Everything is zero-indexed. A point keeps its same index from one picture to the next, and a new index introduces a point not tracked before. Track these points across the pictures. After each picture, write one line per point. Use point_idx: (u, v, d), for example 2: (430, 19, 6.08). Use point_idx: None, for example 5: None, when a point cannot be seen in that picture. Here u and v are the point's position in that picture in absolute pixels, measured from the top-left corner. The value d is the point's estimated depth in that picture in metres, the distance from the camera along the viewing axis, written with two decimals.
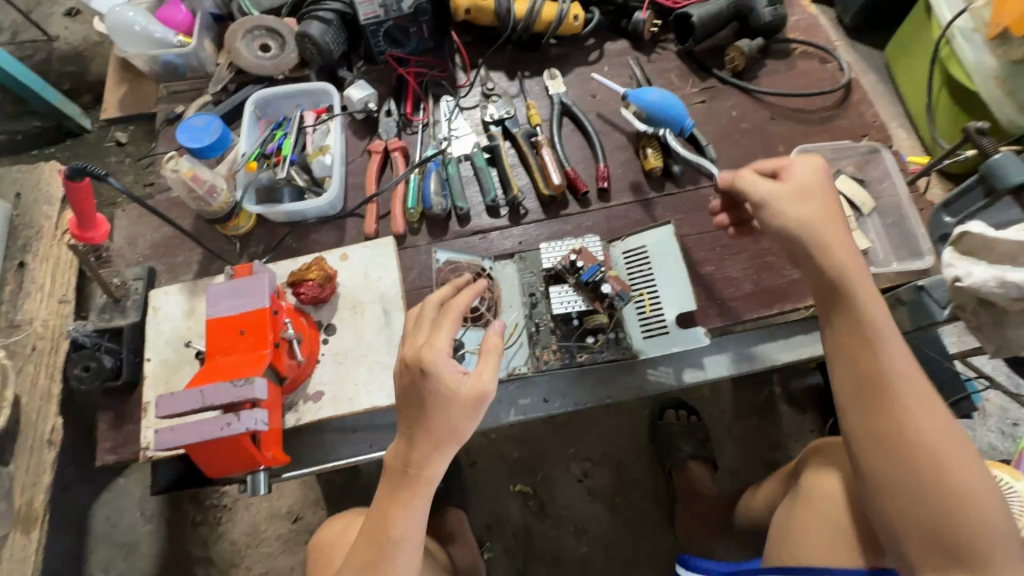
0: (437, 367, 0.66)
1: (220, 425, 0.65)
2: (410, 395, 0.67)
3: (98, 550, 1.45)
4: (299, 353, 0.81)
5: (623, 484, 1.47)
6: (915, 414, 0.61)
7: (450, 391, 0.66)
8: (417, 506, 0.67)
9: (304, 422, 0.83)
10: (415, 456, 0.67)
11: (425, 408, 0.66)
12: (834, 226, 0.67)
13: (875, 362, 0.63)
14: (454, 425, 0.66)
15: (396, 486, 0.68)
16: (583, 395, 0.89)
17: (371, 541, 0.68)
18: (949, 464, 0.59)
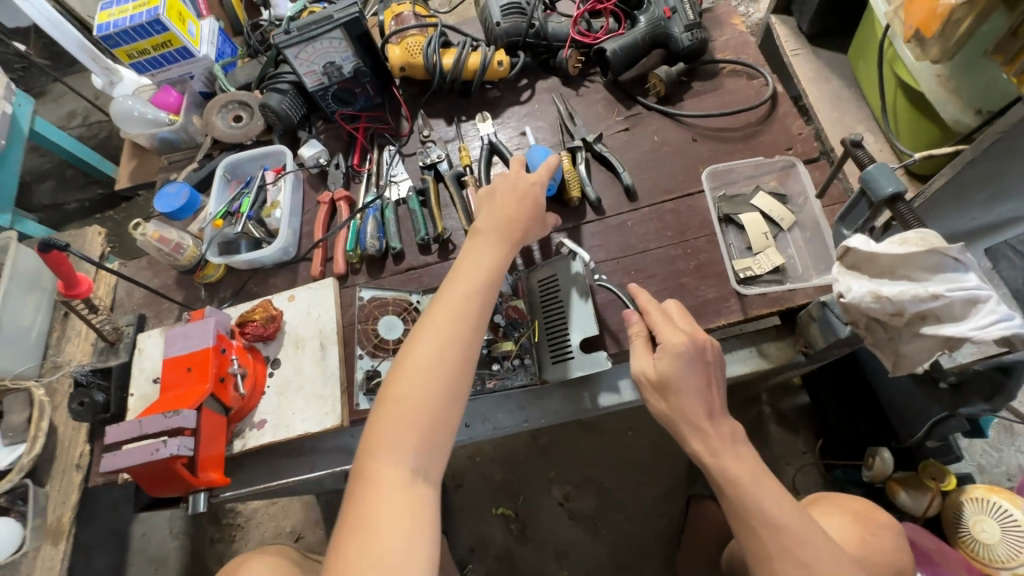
0: (505, 187, 0.84)
1: (150, 450, 0.76)
2: (500, 198, 0.83)
3: (135, 563, 1.64)
4: (242, 387, 0.92)
5: (605, 509, 1.46)
6: (773, 510, 0.66)
7: (520, 201, 0.83)
8: (479, 310, 0.72)
9: (249, 447, 0.93)
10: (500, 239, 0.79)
11: (510, 211, 0.82)
12: (698, 397, 0.72)
13: (731, 478, 0.69)
14: (517, 233, 0.81)
15: (461, 295, 0.73)
16: (502, 419, 0.93)
17: (437, 347, 0.69)
18: (822, 553, 0.64)
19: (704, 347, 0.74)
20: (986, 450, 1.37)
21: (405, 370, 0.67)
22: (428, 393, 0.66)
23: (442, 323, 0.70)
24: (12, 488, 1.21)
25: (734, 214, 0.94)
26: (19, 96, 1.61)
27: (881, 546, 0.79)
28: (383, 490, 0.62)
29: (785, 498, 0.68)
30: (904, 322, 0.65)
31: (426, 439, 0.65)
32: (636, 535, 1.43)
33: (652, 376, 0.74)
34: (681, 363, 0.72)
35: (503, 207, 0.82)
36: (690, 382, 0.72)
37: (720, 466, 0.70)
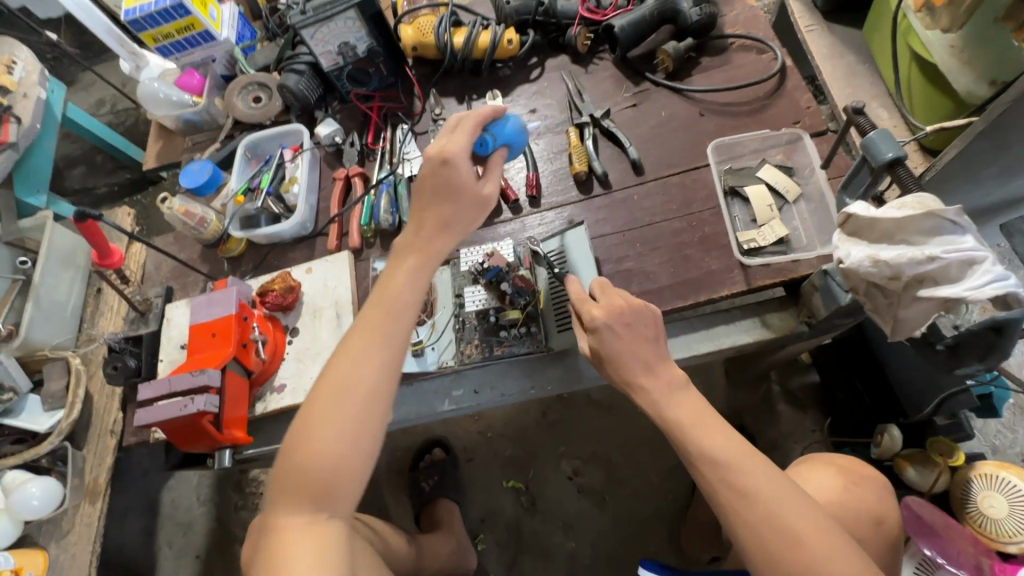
0: (434, 177, 0.73)
1: (180, 406, 0.82)
2: (432, 184, 0.74)
3: (164, 528, 1.73)
4: (263, 352, 0.97)
5: (612, 483, 1.49)
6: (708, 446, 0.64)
7: (443, 205, 0.74)
8: (390, 351, 0.68)
9: (270, 410, 0.99)
10: (422, 235, 0.74)
11: (437, 208, 0.74)
12: (636, 360, 0.71)
13: (672, 420, 0.67)
14: (432, 248, 0.74)
15: (364, 336, 0.68)
16: (509, 386, 0.96)
17: (337, 399, 0.65)
18: (758, 478, 0.61)
19: (626, 313, 0.72)
20: (1000, 431, 1.35)
21: (308, 417, 0.66)
22: (330, 439, 0.64)
23: (344, 370, 0.67)
24: (53, 450, 1.29)
25: (740, 186, 0.95)
26: (53, 83, 1.68)
27: (869, 501, 0.79)
28: (286, 539, 0.65)
29: (726, 434, 0.65)
30: (902, 286, 0.66)
31: (327, 493, 0.65)
32: (641, 508, 1.45)
33: (588, 351, 0.75)
34: (602, 335, 0.72)
35: (422, 224, 0.74)
36: (622, 350, 0.71)
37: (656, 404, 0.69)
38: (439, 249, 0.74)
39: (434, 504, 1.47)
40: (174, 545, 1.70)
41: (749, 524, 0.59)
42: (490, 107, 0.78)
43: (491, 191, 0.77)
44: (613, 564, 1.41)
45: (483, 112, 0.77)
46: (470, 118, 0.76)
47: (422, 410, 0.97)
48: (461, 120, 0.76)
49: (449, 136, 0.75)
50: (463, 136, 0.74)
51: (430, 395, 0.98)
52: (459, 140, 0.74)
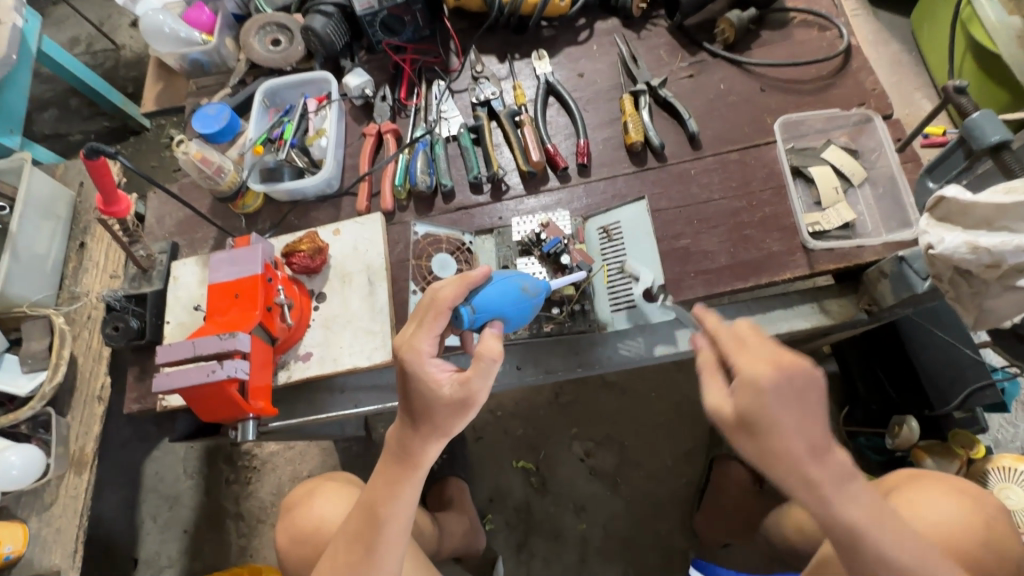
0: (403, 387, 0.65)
1: (207, 371, 0.74)
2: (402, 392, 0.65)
3: (147, 501, 1.63)
4: (289, 317, 0.89)
5: (625, 466, 1.47)
6: (894, 553, 0.60)
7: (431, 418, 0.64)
8: (393, 556, 0.68)
9: (294, 379, 0.92)
10: (412, 444, 0.66)
11: (419, 413, 0.65)
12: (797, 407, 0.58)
13: (819, 493, 0.59)
14: (417, 459, 0.66)
15: (359, 545, 0.68)
16: (552, 365, 0.92)
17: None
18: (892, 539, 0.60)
19: (796, 372, 0.59)
20: (1004, 426, 1.37)
21: None
22: None
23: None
24: (33, 416, 1.18)
25: (804, 166, 0.91)
26: (29, 11, 1.50)
27: (996, 530, 0.79)
28: None
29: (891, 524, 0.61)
30: (997, 275, 0.65)
31: None
32: (654, 492, 1.44)
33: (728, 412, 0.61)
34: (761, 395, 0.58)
35: (405, 439, 0.66)
36: (784, 416, 0.58)
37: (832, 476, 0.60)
38: (427, 458, 0.66)
39: (444, 483, 1.43)
40: (159, 519, 1.61)
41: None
42: (454, 283, 0.67)
43: (473, 390, 0.62)
44: (624, 546, 1.41)
45: (442, 302, 0.66)
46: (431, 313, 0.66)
47: None
48: (428, 310, 0.66)
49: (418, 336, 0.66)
50: (424, 338, 0.65)
51: None
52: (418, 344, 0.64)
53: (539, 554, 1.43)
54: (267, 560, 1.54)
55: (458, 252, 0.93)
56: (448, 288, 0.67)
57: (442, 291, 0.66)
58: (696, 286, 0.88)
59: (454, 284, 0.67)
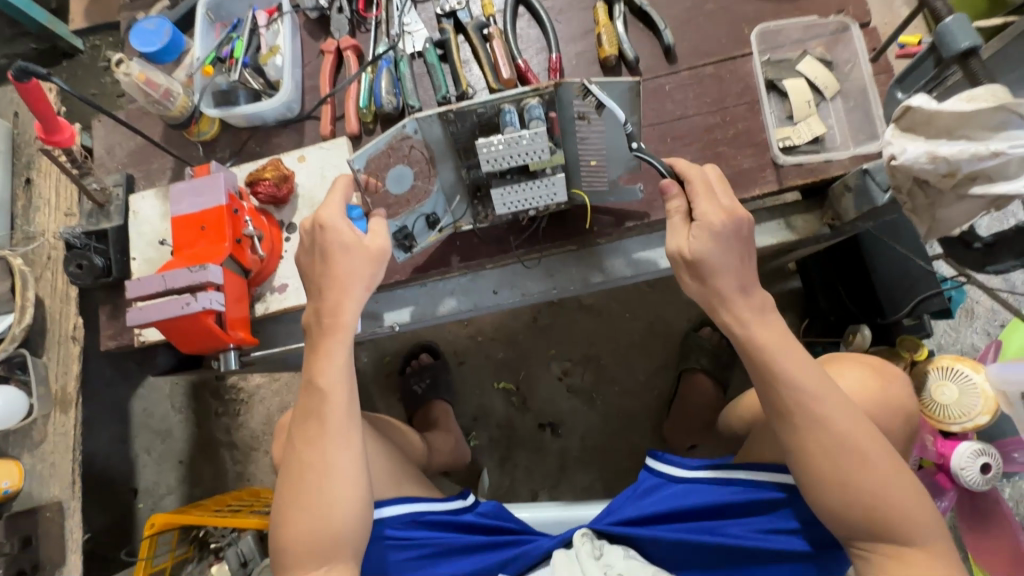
0: (316, 270, 0.72)
1: (180, 305, 0.74)
2: (313, 250, 0.73)
3: (139, 435, 1.67)
4: (261, 249, 0.88)
5: (600, 382, 1.56)
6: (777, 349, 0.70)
7: (341, 272, 0.71)
8: (349, 424, 0.68)
9: (273, 311, 0.92)
10: (327, 303, 0.71)
11: (338, 267, 0.71)
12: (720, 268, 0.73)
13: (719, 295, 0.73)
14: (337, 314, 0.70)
15: (311, 423, 0.68)
16: (529, 287, 0.94)
17: (317, 484, 0.66)
18: (778, 340, 0.71)
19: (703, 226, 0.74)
20: (946, 331, 1.47)
21: (295, 498, 0.67)
22: (316, 504, 0.66)
23: (307, 464, 0.67)
24: (7, 358, 1.16)
25: (779, 79, 0.91)
26: None
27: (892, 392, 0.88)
28: None
29: (807, 362, 0.70)
30: (952, 184, 0.67)
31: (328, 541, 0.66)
32: (627, 404, 1.54)
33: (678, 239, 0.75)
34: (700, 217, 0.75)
35: (323, 301, 0.71)
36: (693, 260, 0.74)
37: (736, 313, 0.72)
38: (350, 316, 0.71)
39: (429, 405, 1.50)
40: (154, 452, 1.66)
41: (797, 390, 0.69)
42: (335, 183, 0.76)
43: (328, 243, 0.72)
44: (600, 454, 1.51)
45: (371, 249, 0.73)
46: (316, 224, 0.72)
47: (438, 310, 0.94)
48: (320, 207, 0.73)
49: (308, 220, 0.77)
50: (360, 262, 0.72)
51: (447, 295, 0.95)
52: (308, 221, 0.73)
53: (522, 465, 1.53)
54: (264, 483, 1.62)
55: (411, 154, 0.81)
56: (373, 238, 0.73)
57: (335, 188, 0.75)
58: (668, 205, 0.89)
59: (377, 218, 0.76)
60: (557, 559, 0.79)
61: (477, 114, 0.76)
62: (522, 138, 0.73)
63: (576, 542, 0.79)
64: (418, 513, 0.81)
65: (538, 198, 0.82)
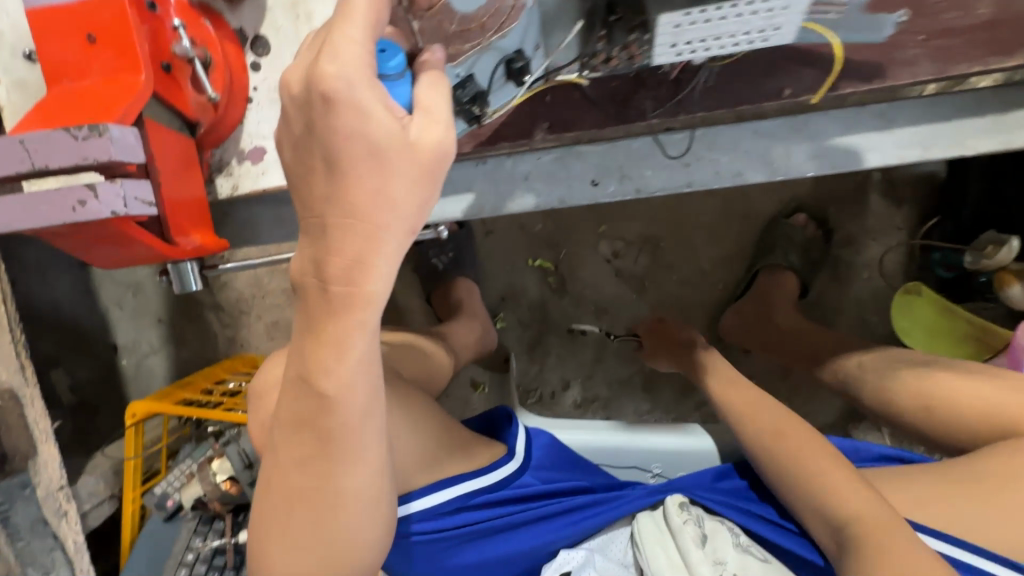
0: (307, 186, 0.35)
1: (70, 205, 0.39)
2: (309, 138, 0.34)
3: (105, 287, 1.42)
4: (210, 84, 0.51)
5: (657, 268, 1.30)
6: (776, 439, 0.70)
7: (364, 201, 0.34)
8: (370, 446, 0.43)
9: (245, 193, 0.58)
10: (334, 258, 0.35)
11: (359, 187, 0.34)
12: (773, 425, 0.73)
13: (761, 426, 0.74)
14: (352, 282, 0.36)
15: (306, 437, 0.42)
16: (649, 178, 0.59)
17: (317, 521, 0.43)
18: (792, 434, 0.70)
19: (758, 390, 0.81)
20: None
21: (281, 530, 0.44)
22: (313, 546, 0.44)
23: (299, 493, 0.43)
24: None
25: None
26: None
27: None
28: None
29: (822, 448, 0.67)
30: None
31: None
32: (683, 296, 1.31)
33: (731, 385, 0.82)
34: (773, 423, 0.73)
35: (326, 251, 0.35)
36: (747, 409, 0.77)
37: (773, 445, 0.71)
38: (378, 285, 0.37)
39: (452, 284, 1.24)
40: (126, 307, 1.43)
41: (796, 459, 0.67)
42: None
43: (330, 127, 0.33)
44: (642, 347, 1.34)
45: (420, 151, 0.35)
46: (313, 89, 0.32)
47: (503, 204, 0.61)
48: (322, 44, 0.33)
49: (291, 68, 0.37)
50: (405, 175, 0.35)
51: (516, 181, 0.61)
52: (293, 76, 0.34)
53: (552, 352, 1.35)
54: (259, 350, 1.43)
55: None
56: (425, 130, 0.35)
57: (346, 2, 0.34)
58: (918, 61, 0.51)
59: (436, 90, 0.37)
60: (644, 527, 0.68)
61: None
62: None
63: (675, 513, 0.67)
64: (465, 497, 0.66)
65: (733, 44, 0.44)
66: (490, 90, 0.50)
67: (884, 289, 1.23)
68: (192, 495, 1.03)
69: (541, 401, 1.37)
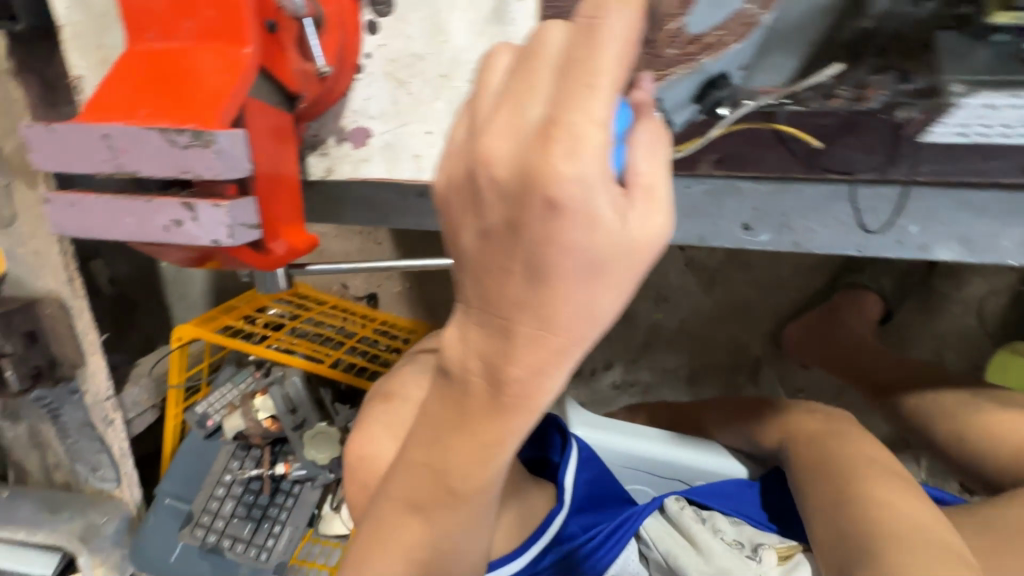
0: (494, 287, 0.27)
1: (162, 223, 0.32)
2: (497, 232, 0.25)
3: None
4: (321, 50, 0.41)
5: (730, 265, 1.20)
6: (860, 494, 0.59)
7: (567, 315, 0.26)
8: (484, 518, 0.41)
9: (338, 177, 0.49)
10: (502, 372, 0.29)
11: (558, 296, 0.26)
12: (860, 470, 0.62)
13: (835, 470, 0.64)
14: (515, 399, 0.30)
15: (416, 519, 0.38)
16: (817, 237, 0.49)
17: None
18: (871, 488, 0.59)
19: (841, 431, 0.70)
20: None
21: None
22: None
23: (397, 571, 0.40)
24: None
25: None
26: None
27: None
28: None
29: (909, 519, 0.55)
30: None
31: None
32: (752, 299, 1.22)
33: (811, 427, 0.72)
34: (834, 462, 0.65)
35: (502, 358, 0.28)
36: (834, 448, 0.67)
37: (832, 489, 0.62)
38: (547, 400, 0.30)
39: None
40: None
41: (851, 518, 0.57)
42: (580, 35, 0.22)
43: (538, 232, 0.24)
44: (695, 342, 1.27)
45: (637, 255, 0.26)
46: (535, 187, 0.23)
47: None
48: (549, 116, 0.23)
49: (474, 118, 0.26)
50: (615, 289, 0.26)
51: None
52: (497, 150, 0.24)
53: None
54: None
55: None
56: (648, 220, 0.26)
57: (575, 47, 0.22)
58: None
59: (656, 159, 0.27)
60: (649, 524, 0.72)
61: None
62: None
63: (671, 506, 0.73)
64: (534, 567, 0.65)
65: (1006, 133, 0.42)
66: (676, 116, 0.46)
67: (974, 331, 1.12)
68: (234, 427, 1.03)
69: (579, 376, 1.33)
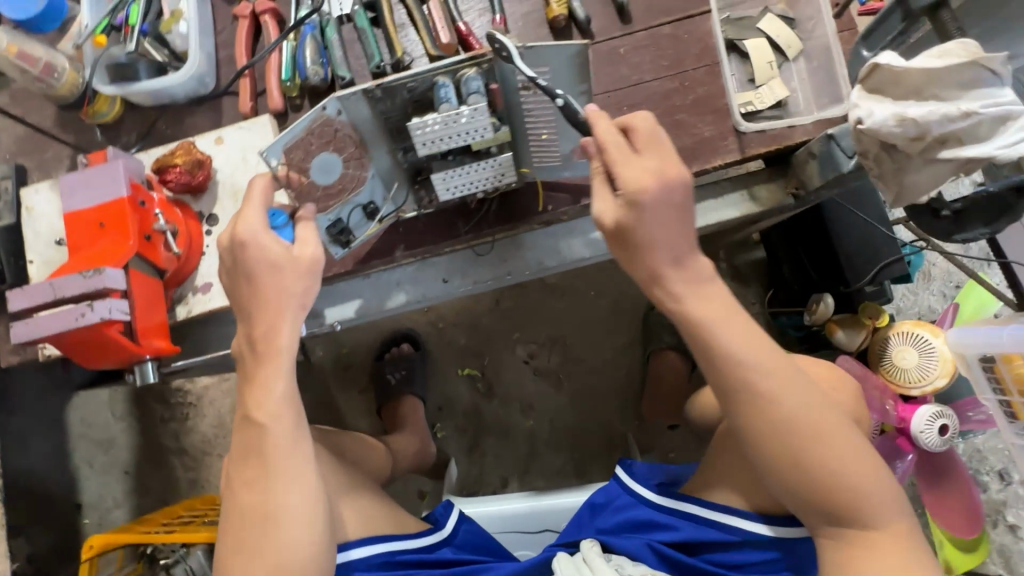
0: (244, 289, 0.65)
1: (75, 315, 0.65)
2: (237, 270, 0.65)
3: (80, 446, 1.55)
4: (175, 245, 0.78)
5: (568, 363, 1.51)
6: (733, 345, 0.61)
7: (275, 288, 0.65)
8: (295, 466, 0.63)
9: (197, 315, 0.82)
10: (259, 326, 0.64)
11: (264, 278, 0.64)
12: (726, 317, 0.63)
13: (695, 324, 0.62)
14: (271, 341, 0.64)
15: (252, 462, 0.63)
16: (480, 275, 0.87)
17: (262, 530, 0.61)
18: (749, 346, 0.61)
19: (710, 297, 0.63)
20: (906, 296, 1.38)
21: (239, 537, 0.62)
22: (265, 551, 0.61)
23: (254, 502, 0.62)
24: None
25: (739, 40, 0.85)
26: None
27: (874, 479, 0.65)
28: None
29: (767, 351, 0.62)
30: (921, 148, 0.63)
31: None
32: (597, 385, 1.50)
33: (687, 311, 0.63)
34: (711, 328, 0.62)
35: (253, 324, 0.65)
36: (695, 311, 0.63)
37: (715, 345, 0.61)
38: (287, 339, 0.65)
39: (397, 402, 1.42)
40: (96, 463, 1.54)
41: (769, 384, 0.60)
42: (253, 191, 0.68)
43: (247, 256, 0.64)
44: (570, 435, 1.48)
45: (302, 260, 0.66)
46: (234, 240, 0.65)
47: (387, 305, 0.87)
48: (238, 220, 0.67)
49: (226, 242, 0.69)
50: (292, 276, 0.65)
51: (389, 287, 0.87)
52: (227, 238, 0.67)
53: (490, 452, 1.48)
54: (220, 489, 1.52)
55: (337, 136, 0.72)
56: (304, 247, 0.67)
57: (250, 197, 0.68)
58: None
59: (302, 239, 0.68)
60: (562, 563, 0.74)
61: (408, 91, 0.69)
62: (459, 118, 0.67)
63: (585, 544, 0.77)
64: (390, 553, 0.80)
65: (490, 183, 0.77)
66: (354, 227, 0.79)
67: None
68: None
69: None
